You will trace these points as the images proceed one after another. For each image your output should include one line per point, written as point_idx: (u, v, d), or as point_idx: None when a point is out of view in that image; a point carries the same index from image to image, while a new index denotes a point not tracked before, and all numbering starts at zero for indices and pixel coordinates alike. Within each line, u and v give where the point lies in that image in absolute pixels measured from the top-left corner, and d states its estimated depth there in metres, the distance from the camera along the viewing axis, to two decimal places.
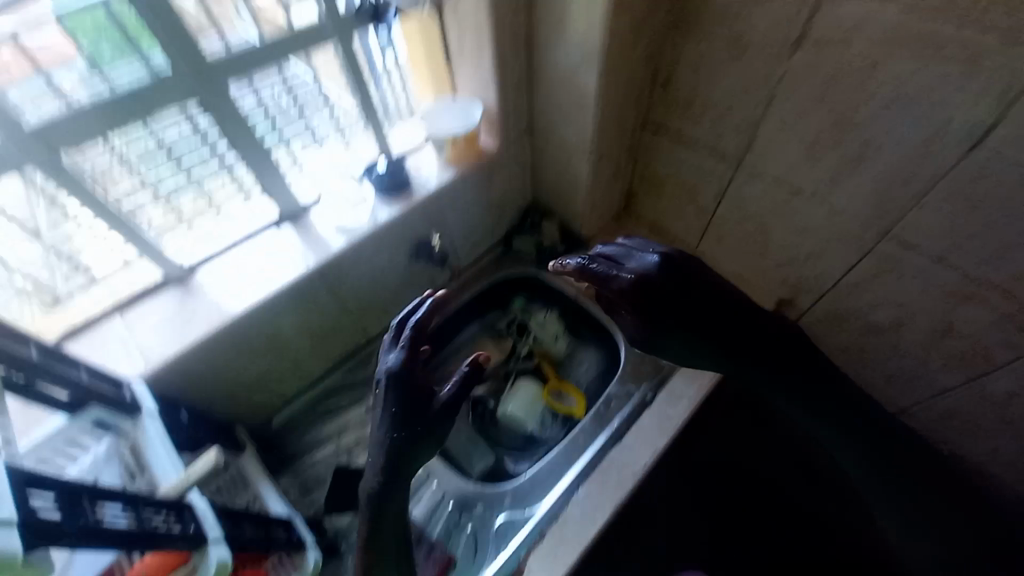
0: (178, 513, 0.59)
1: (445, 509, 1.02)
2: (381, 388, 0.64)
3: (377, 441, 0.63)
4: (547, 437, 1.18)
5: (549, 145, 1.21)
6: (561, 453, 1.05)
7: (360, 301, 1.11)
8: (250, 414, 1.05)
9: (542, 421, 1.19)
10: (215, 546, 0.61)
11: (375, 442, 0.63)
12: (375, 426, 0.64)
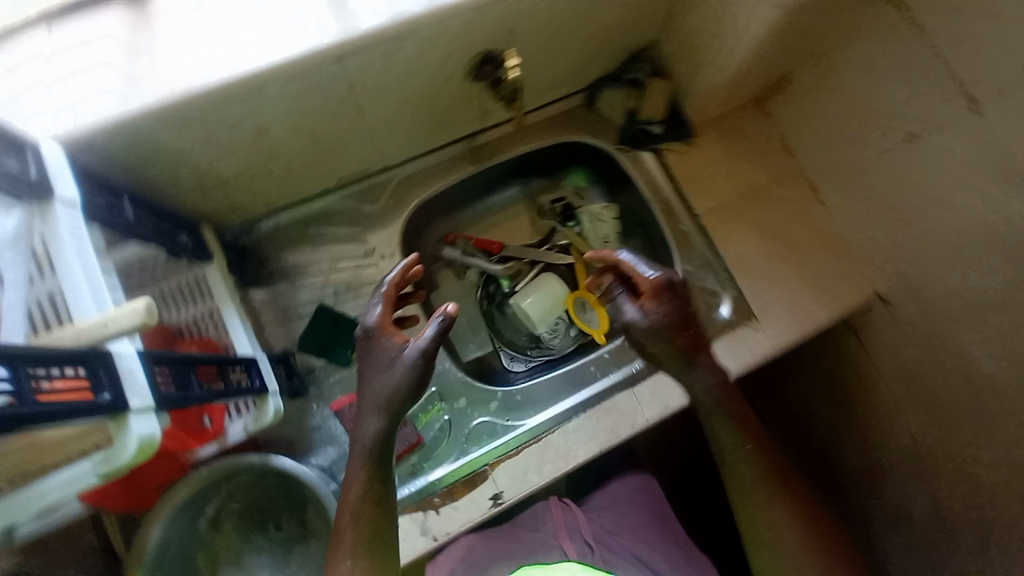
0: (87, 369, 0.43)
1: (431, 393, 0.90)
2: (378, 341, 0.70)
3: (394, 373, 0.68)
4: (554, 346, 1.05)
5: None
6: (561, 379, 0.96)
7: (387, 116, 0.82)
8: (224, 215, 0.85)
9: (555, 328, 1.04)
10: (137, 418, 0.46)
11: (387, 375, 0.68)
12: (387, 359, 0.68)
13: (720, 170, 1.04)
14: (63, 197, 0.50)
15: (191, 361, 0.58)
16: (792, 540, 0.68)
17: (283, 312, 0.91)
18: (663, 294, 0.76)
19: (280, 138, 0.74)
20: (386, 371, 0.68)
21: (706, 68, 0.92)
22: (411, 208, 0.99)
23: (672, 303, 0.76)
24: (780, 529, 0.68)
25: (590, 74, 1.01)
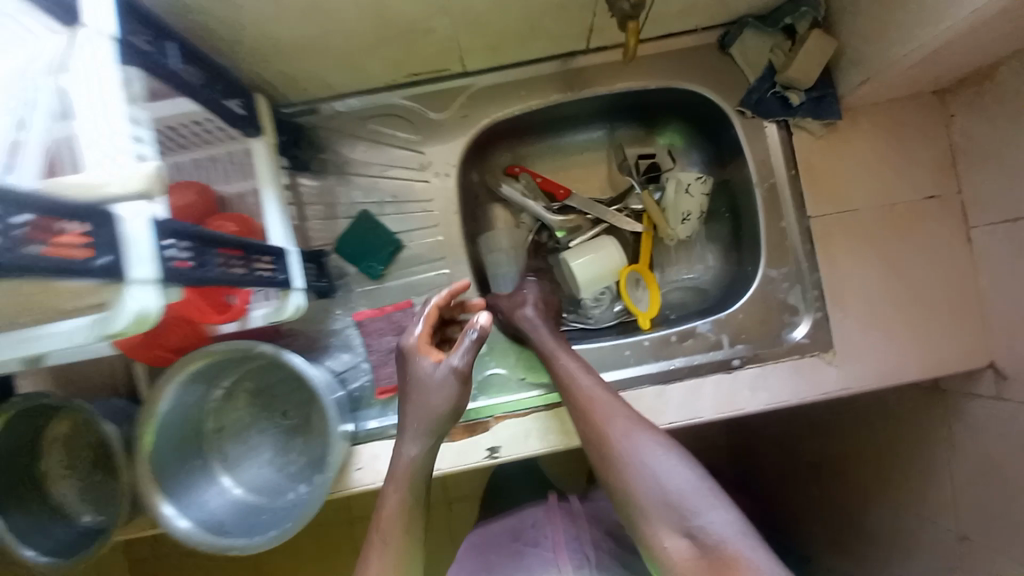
0: (94, 224, 0.39)
1: None
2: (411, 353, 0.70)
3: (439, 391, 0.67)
4: (593, 317, 0.96)
5: None
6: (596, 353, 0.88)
7: (475, 10, 0.68)
8: (282, 88, 0.77)
9: (600, 298, 0.94)
10: (134, 290, 0.42)
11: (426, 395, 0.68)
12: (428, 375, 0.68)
13: (855, 170, 0.84)
14: (97, 27, 0.43)
15: (215, 242, 0.53)
16: (647, 464, 0.63)
17: (324, 207, 0.86)
18: (544, 315, 0.83)
19: (350, 22, 0.65)
20: (432, 389, 0.68)
21: (894, 33, 0.70)
22: (480, 126, 0.87)
23: (550, 328, 0.82)
24: (645, 466, 0.63)
25: (735, 8, 0.80)
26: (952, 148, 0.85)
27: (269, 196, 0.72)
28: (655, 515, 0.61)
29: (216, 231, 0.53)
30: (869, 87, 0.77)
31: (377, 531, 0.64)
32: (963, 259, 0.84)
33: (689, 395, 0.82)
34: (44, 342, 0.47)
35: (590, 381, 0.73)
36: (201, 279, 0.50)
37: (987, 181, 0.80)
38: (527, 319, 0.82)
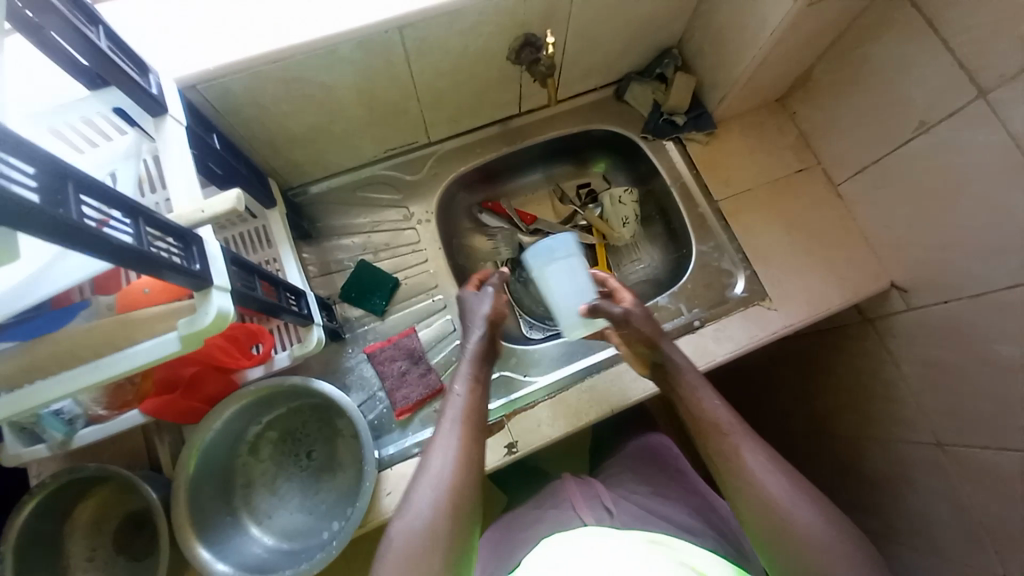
0: (185, 244, 0.51)
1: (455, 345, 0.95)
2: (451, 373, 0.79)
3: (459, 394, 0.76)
4: None
5: None
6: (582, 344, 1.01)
7: (437, 91, 0.92)
8: (285, 172, 0.95)
9: None
10: (216, 292, 0.54)
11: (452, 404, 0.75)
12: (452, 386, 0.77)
13: (739, 161, 1.10)
14: (173, 115, 0.61)
15: (259, 272, 0.67)
16: (786, 506, 0.62)
17: (323, 265, 1.01)
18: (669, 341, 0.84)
19: (345, 110, 0.86)
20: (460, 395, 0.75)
21: (729, 61, 0.99)
22: (449, 180, 1.08)
23: (677, 351, 0.83)
24: (783, 505, 0.62)
25: (620, 66, 1.10)
26: (802, 133, 1.13)
27: (286, 251, 0.86)
28: (791, 544, 0.60)
29: (257, 264, 0.67)
30: (726, 102, 1.06)
31: (449, 423, 0.71)
32: (841, 208, 1.08)
33: None
34: (122, 363, 0.55)
35: (724, 413, 0.73)
36: (250, 298, 0.63)
37: (833, 148, 1.07)
38: (652, 322, 0.84)
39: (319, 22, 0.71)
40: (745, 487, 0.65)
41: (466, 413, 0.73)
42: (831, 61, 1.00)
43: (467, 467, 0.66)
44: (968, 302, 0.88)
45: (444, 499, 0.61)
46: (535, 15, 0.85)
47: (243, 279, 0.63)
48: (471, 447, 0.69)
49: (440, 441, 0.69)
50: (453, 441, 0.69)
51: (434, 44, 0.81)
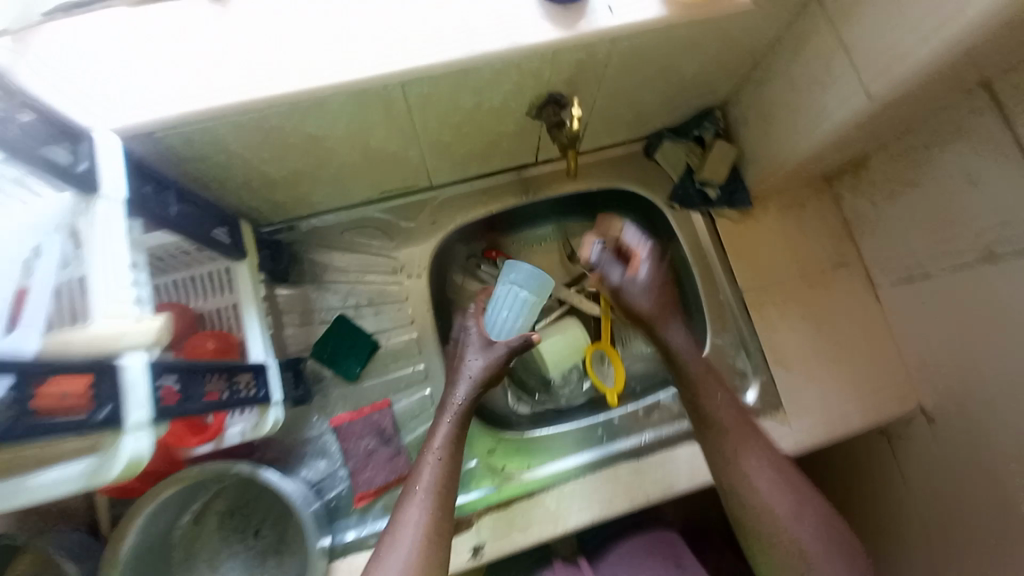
0: (93, 382, 0.43)
1: (431, 425, 0.86)
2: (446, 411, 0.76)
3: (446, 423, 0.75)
4: (564, 396, 1.02)
5: (808, 47, 0.74)
6: (570, 434, 0.93)
7: (442, 142, 0.80)
8: (261, 211, 0.84)
9: (568, 376, 1.01)
10: (130, 437, 0.45)
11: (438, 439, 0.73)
12: (443, 420, 0.75)
13: (771, 245, 0.99)
14: (107, 195, 0.49)
15: (201, 370, 0.57)
16: (763, 495, 0.71)
17: (300, 313, 0.91)
18: (673, 315, 0.84)
19: (332, 158, 0.75)
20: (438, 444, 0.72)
21: (779, 142, 0.86)
22: (447, 231, 0.97)
23: (681, 319, 0.85)
24: (766, 498, 0.71)
25: (653, 124, 0.97)
26: (846, 220, 1.00)
27: (251, 316, 0.75)
28: (770, 532, 0.70)
29: (199, 360, 0.57)
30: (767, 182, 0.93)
31: (419, 494, 0.68)
32: (875, 313, 0.97)
33: (661, 465, 0.87)
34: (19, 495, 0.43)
35: (727, 407, 0.77)
36: (179, 412, 0.53)
37: (879, 246, 0.95)
38: (652, 311, 0.83)
39: (298, 70, 0.59)
40: (745, 484, 0.72)
41: (438, 480, 0.70)
42: (892, 154, 0.87)
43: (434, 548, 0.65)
44: (1007, 455, 0.79)
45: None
46: (561, 76, 0.73)
47: (172, 396, 0.52)
48: (441, 523, 0.67)
49: (413, 505, 0.67)
50: (423, 516, 0.66)
51: (440, 100, 0.69)
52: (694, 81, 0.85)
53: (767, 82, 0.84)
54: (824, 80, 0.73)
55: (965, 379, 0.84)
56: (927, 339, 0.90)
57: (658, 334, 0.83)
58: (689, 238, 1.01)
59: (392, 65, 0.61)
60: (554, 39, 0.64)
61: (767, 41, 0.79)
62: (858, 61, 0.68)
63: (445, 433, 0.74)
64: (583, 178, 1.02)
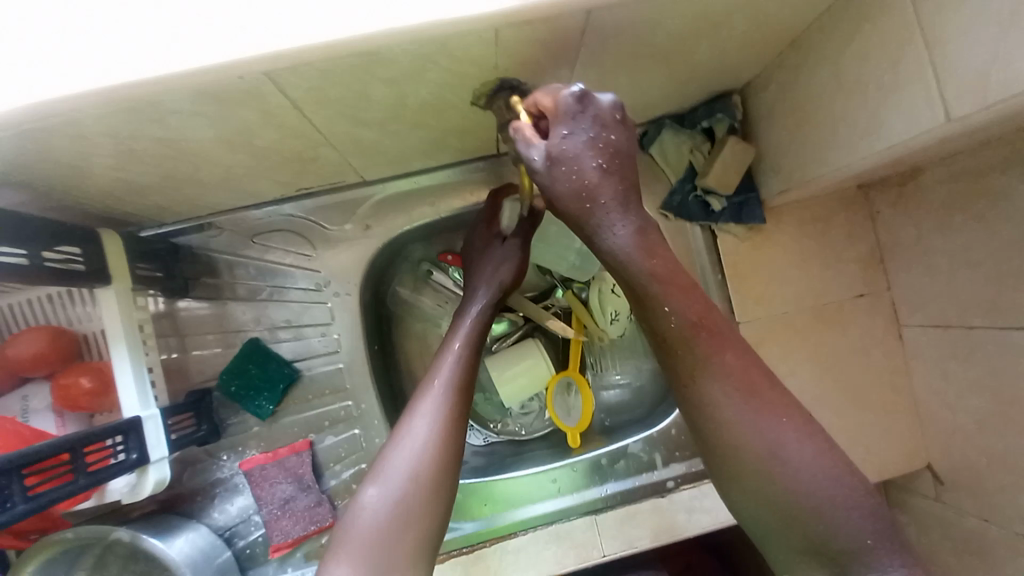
0: None
1: (358, 470, 0.77)
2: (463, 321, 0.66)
3: (467, 328, 0.65)
4: (522, 428, 0.91)
5: (870, 26, 0.53)
6: (520, 478, 0.82)
7: (360, 137, 0.62)
8: (144, 214, 0.68)
9: (528, 406, 0.90)
10: None
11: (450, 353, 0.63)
12: (461, 335, 0.65)
13: (783, 272, 0.80)
14: None
15: (22, 464, 0.48)
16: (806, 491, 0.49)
17: (218, 335, 0.77)
18: (620, 191, 0.51)
19: (210, 159, 0.58)
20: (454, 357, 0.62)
21: (810, 150, 0.66)
22: (388, 238, 0.80)
23: (638, 202, 0.52)
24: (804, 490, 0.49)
25: (650, 111, 0.76)
26: (879, 244, 0.81)
27: (122, 356, 0.64)
28: (823, 534, 0.48)
29: (23, 450, 0.48)
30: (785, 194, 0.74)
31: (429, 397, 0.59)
32: (895, 360, 0.81)
33: (616, 527, 0.76)
34: None
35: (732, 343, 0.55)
36: (1, 524, 0.46)
37: (916, 283, 0.76)
38: (586, 204, 0.50)
39: (121, 53, 0.42)
40: (758, 487, 0.51)
41: (450, 381, 0.60)
42: (955, 174, 0.67)
43: (449, 444, 0.56)
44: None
45: (405, 502, 0.53)
46: (512, 60, 0.52)
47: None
48: (456, 421, 0.58)
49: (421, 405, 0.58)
50: (440, 419, 0.57)
51: (335, 91, 0.50)
52: (701, 63, 0.63)
53: (802, 68, 0.63)
54: (893, 81, 0.53)
55: (991, 457, 0.69)
56: (954, 401, 0.74)
57: (653, 306, 0.52)
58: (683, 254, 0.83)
59: (248, 49, 0.42)
60: (496, 13, 0.44)
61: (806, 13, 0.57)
62: (941, 57, 0.47)
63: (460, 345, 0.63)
64: None
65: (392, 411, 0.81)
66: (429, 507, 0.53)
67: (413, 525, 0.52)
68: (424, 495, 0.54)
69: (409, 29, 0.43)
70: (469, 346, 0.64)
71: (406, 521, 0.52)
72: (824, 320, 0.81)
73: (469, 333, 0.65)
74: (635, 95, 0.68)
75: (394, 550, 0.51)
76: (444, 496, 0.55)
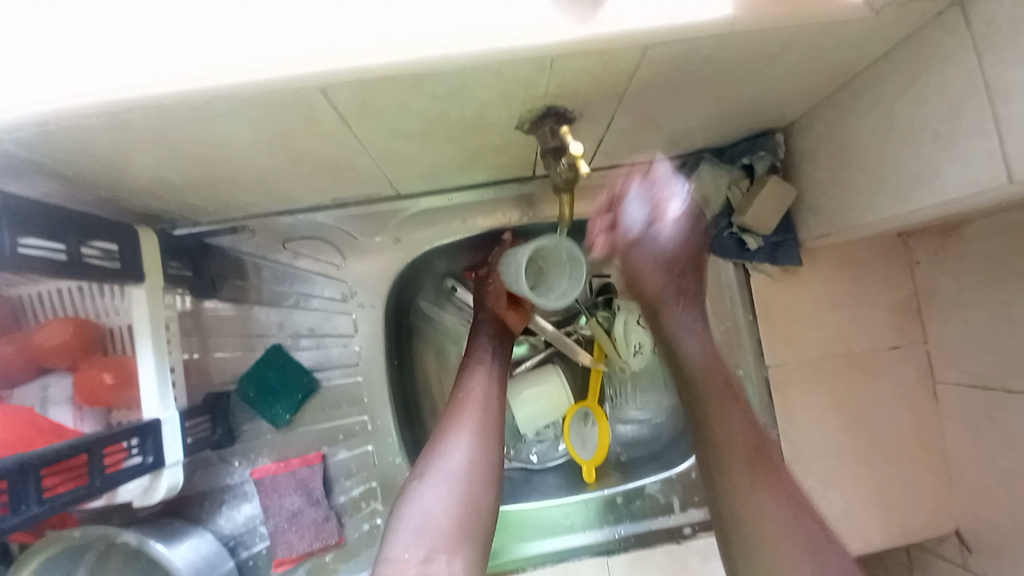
0: None
1: (368, 487, 0.75)
2: (485, 337, 0.75)
3: (485, 342, 0.74)
4: (535, 455, 0.89)
5: (929, 75, 0.52)
6: (531, 506, 0.79)
7: (400, 152, 0.62)
8: (179, 212, 0.68)
9: (543, 433, 0.88)
10: None
11: (471, 364, 0.71)
12: (476, 347, 0.73)
13: (815, 315, 0.78)
14: None
15: (40, 464, 0.48)
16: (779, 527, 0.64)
17: (239, 337, 0.77)
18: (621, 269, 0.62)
19: (250, 163, 0.58)
20: (480, 368, 0.70)
21: (854, 194, 0.65)
22: (416, 252, 0.80)
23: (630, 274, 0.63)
24: (776, 522, 0.64)
25: (688, 144, 0.75)
26: (916, 293, 0.78)
27: (145, 354, 0.63)
28: None
29: (38, 451, 0.48)
30: (821, 236, 0.73)
31: (468, 413, 0.64)
32: (926, 416, 0.78)
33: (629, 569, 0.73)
34: None
35: None
36: (11, 527, 0.46)
37: (957, 337, 0.73)
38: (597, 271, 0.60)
39: (185, 59, 0.43)
40: None
41: (484, 401, 0.66)
42: (1003, 229, 0.64)
43: (489, 451, 0.62)
44: None
45: (460, 497, 0.58)
46: (562, 85, 0.52)
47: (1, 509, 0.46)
48: (492, 434, 0.64)
49: (460, 418, 0.64)
50: (475, 431, 0.63)
51: (383, 107, 0.50)
52: (747, 102, 0.63)
53: (850, 114, 0.62)
54: (946, 138, 0.52)
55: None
56: (986, 463, 0.71)
57: None
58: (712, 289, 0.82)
59: (306, 63, 0.43)
60: (556, 40, 0.44)
61: (858, 61, 0.57)
62: (1005, 114, 0.46)
63: (481, 357, 0.72)
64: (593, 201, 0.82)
65: (406, 429, 0.79)
66: (478, 500, 0.59)
67: (468, 518, 0.57)
68: (472, 491, 0.59)
69: (466, 52, 0.43)
70: (495, 356, 0.73)
71: (460, 511, 0.57)
72: (855, 367, 0.78)
73: (489, 346, 0.74)
74: (676, 128, 0.68)
75: (450, 537, 0.55)
76: (491, 490, 0.60)
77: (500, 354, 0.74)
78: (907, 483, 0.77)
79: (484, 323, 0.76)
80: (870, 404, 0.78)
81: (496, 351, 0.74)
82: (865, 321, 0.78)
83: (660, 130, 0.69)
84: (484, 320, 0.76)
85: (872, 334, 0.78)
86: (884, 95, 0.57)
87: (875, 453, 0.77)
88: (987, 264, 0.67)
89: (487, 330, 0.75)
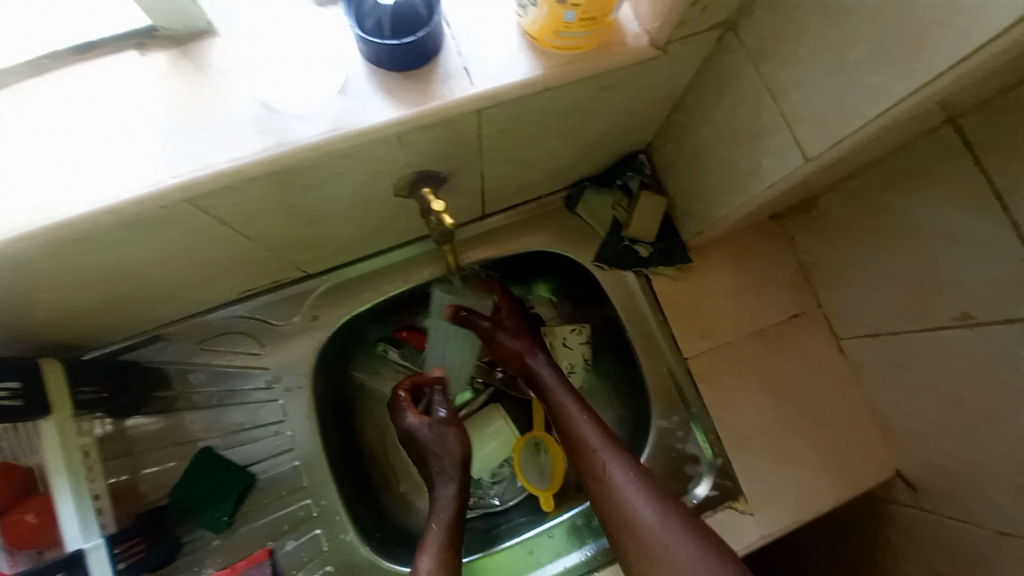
0: None
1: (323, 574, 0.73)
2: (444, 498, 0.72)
3: (445, 495, 0.72)
4: (496, 498, 0.89)
5: (729, 90, 0.61)
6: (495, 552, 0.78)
7: (295, 237, 0.66)
8: (87, 337, 0.68)
9: (499, 473, 0.90)
10: None
11: (435, 524, 0.69)
12: (437, 500, 0.72)
13: (718, 305, 0.84)
14: None
15: None
16: (653, 533, 0.62)
17: (173, 448, 0.76)
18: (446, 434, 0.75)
19: (147, 275, 0.60)
20: (438, 534, 0.68)
21: (713, 195, 0.73)
22: (336, 325, 0.82)
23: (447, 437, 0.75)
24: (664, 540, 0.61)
25: (567, 178, 0.83)
26: (800, 267, 0.86)
27: (63, 491, 0.63)
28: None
29: None
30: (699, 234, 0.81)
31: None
32: (841, 374, 0.83)
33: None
34: None
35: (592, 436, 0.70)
36: None
37: (843, 297, 0.81)
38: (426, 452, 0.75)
39: (56, 196, 0.46)
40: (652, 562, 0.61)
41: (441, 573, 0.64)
42: (850, 197, 0.73)
43: None
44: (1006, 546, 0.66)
45: None
46: (422, 153, 0.58)
47: None
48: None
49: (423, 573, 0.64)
50: None
51: (257, 203, 0.55)
52: (601, 134, 0.71)
53: (688, 128, 0.71)
54: (756, 137, 0.61)
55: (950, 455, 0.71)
56: (898, 404, 0.77)
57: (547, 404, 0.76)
58: (624, 300, 0.88)
59: (168, 180, 0.46)
60: (395, 120, 0.49)
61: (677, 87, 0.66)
62: (791, 109, 0.55)
63: (440, 517, 0.70)
64: (498, 243, 0.87)
65: (357, 505, 0.79)
66: None
67: None
68: None
69: (318, 143, 0.48)
70: (449, 512, 0.70)
71: None
72: (765, 344, 0.84)
73: (445, 500, 0.71)
74: (548, 167, 0.75)
75: None
76: None
77: (452, 499, 0.71)
78: (840, 439, 0.81)
79: (441, 482, 0.73)
80: (789, 374, 0.83)
81: (451, 496, 0.72)
82: (761, 300, 0.85)
83: (536, 172, 0.76)
84: (439, 486, 0.73)
85: (771, 310, 0.85)
86: (707, 110, 0.66)
87: (805, 419, 0.82)
88: (843, 229, 0.76)
89: (446, 487, 0.72)
